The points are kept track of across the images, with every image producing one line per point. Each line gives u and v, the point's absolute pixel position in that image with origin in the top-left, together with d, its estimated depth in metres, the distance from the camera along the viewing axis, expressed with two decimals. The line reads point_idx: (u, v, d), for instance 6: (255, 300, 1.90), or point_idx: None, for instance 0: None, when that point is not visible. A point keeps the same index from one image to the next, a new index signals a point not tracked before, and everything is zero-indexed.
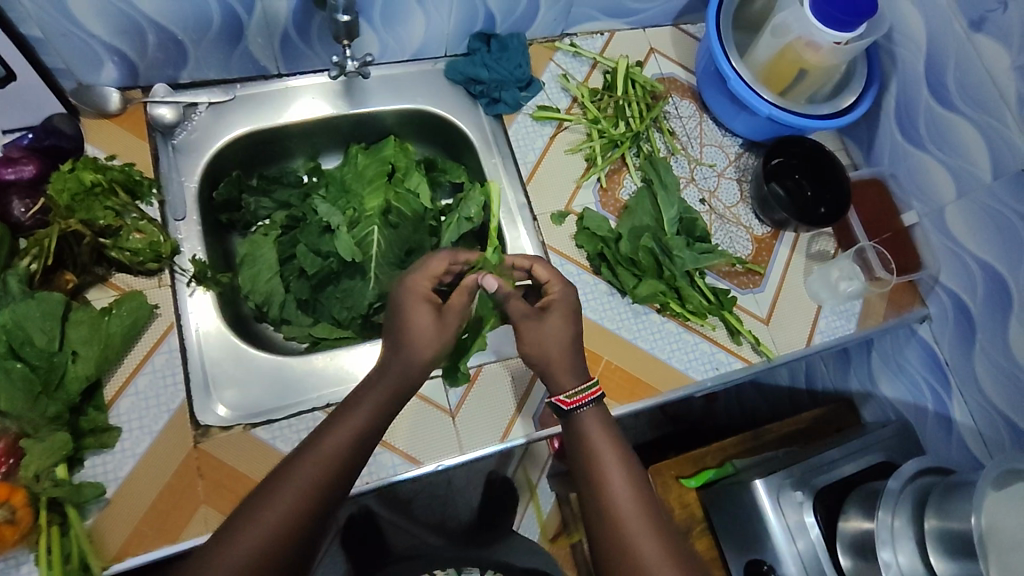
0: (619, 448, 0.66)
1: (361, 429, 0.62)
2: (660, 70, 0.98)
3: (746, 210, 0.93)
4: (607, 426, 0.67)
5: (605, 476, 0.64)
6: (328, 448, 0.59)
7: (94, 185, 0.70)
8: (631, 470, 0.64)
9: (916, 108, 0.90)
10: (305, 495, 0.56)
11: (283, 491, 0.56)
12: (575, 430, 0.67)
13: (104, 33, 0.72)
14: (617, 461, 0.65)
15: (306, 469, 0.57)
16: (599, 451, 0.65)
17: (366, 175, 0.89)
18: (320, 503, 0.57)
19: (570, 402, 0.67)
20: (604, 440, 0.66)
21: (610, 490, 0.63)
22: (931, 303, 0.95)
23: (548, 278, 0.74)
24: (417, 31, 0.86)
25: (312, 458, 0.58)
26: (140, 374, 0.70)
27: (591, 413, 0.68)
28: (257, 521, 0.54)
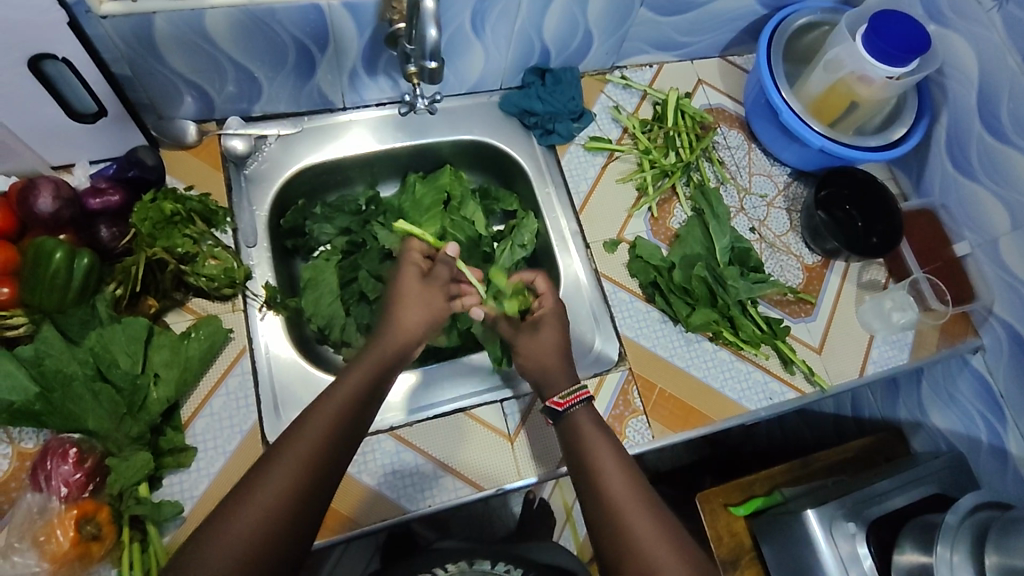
0: (610, 440, 0.70)
1: (352, 400, 0.63)
2: (708, 101, 0.99)
3: (797, 239, 0.94)
4: (595, 422, 0.72)
5: (593, 455, 0.69)
6: (323, 420, 0.61)
7: (173, 215, 0.74)
8: (616, 450, 0.69)
9: (968, 139, 0.90)
10: (309, 457, 0.58)
11: (273, 474, 0.56)
12: (567, 427, 0.72)
13: (186, 70, 0.75)
14: (605, 441, 0.70)
15: (303, 442, 0.59)
16: (588, 436, 0.70)
17: (423, 204, 0.92)
18: (322, 470, 0.58)
19: (562, 403, 0.73)
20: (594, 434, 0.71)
21: (597, 465, 0.68)
22: (985, 334, 0.94)
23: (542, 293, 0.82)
24: (475, 66, 0.89)
25: (309, 430, 0.60)
26: (215, 396, 0.72)
27: (582, 412, 0.73)
28: (263, 491, 0.55)
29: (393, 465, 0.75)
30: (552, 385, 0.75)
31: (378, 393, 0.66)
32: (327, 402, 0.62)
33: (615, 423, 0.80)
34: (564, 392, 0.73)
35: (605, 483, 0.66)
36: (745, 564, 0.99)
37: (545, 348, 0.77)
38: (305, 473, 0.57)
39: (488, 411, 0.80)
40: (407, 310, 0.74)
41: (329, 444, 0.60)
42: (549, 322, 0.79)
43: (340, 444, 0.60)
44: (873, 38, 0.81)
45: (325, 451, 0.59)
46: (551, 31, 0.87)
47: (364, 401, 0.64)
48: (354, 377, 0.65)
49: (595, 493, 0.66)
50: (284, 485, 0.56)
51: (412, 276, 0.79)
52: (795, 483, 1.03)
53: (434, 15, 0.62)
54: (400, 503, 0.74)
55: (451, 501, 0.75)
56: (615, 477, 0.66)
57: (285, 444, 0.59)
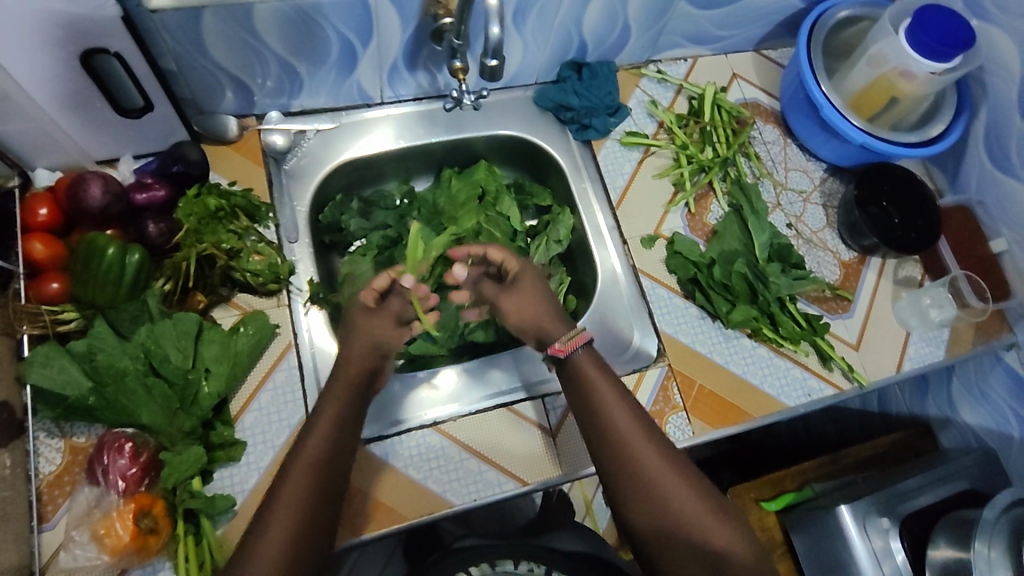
0: (627, 403, 0.69)
1: (326, 441, 0.62)
2: (743, 96, 0.99)
3: (833, 235, 0.94)
4: (599, 365, 0.71)
5: (598, 395, 0.69)
6: (303, 470, 0.59)
7: (218, 211, 0.75)
8: (622, 393, 0.70)
9: (1007, 134, 0.90)
10: (307, 489, 0.58)
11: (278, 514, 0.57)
12: (580, 387, 0.70)
13: (231, 65, 0.75)
14: (609, 382, 0.70)
15: (288, 499, 0.57)
16: (592, 378, 0.70)
17: (459, 199, 0.92)
18: (313, 521, 0.57)
19: (565, 349, 0.72)
20: (614, 397, 0.69)
21: (604, 403, 0.68)
22: (1021, 330, 0.94)
23: (503, 258, 0.83)
24: (513, 60, 0.88)
25: (290, 484, 0.58)
26: (263, 391, 0.73)
27: (585, 355, 0.72)
28: (269, 532, 0.56)
29: (437, 460, 0.76)
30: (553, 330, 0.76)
31: (353, 429, 0.65)
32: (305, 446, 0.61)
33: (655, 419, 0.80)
34: (564, 338, 0.72)
35: (613, 419, 0.67)
36: (777, 558, 0.99)
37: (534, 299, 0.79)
38: (298, 530, 0.56)
39: (529, 406, 0.80)
40: (360, 343, 0.72)
41: (314, 492, 0.59)
42: (524, 278, 0.81)
43: (325, 491, 0.59)
44: (917, 33, 0.80)
45: (311, 502, 0.58)
46: (590, 25, 0.86)
47: (340, 440, 0.63)
48: (324, 416, 0.64)
49: (603, 427, 0.67)
50: (286, 523, 0.56)
51: (359, 312, 0.76)
52: (826, 478, 1.03)
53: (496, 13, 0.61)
54: (446, 497, 0.74)
55: (495, 496, 0.75)
56: (622, 414, 0.67)
57: (274, 502, 0.57)
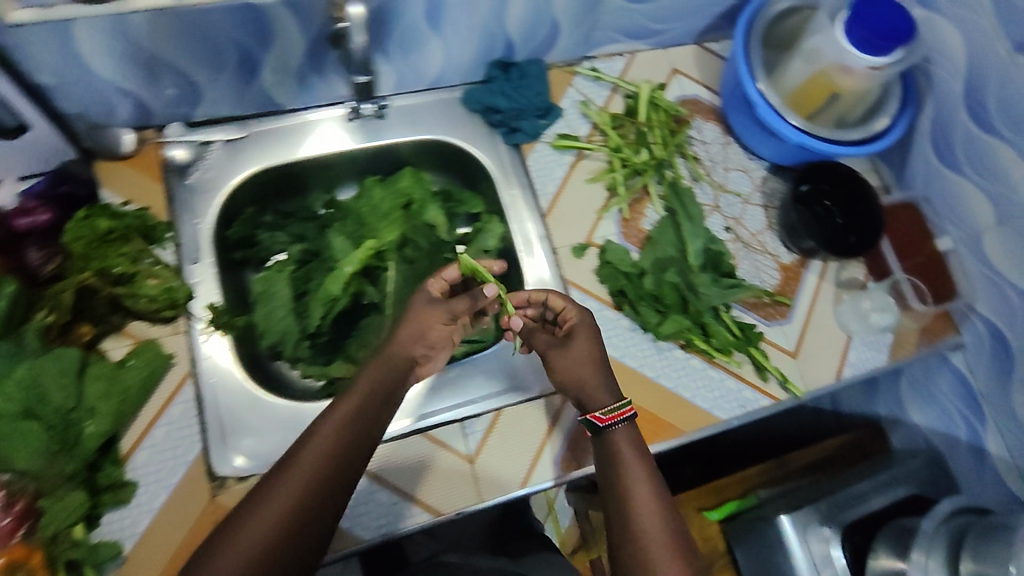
0: (653, 488, 0.64)
1: (349, 425, 0.62)
2: (683, 92, 0.94)
3: (773, 237, 0.91)
4: (636, 448, 0.67)
5: (626, 473, 0.65)
6: (318, 451, 0.59)
7: (109, 232, 0.70)
8: (652, 475, 0.65)
9: (952, 130, 0.86)
10: (321, 462, 0.58)
11: (286, 481, 0.57)
12: (614, 463, 0.66)
13: (116, 76, 0.69)
14: (640, 463, 0.66)
15: (296, 476, 0.57)
16: (623, 459, 0.66)
17: (382, 208, 0.87)
18: (315, 506, 0.57)
19: (605, 419, 0.69)
20: (642, 482, 0.64)
21: (627, 486, 0.64)
22: (965, 331, 0.92)
23: (564, 306, 0.75)
24: (433, 62, 0.83)
25: (301, 465, 0.58)
26: (157, 426, 0.70)
27: (623, 432, 0.69)
28: (274, 496, 0.56)
29: None
30: (593, 399, 0.71)
31: (377, 416, 0.64)
32: (323, 428, 0.61)
33: (578, 439, 0.77)
34: (607, 409, 0.69)
35: (633, 504, 0.62)
36: (719, 568, 0.98)
37: (585, 362, 0.73)
38: (297, 511, 0.56)
39: (446, 430, 0.77)
40: (406, 330, 0.70)
41: (324, 476, 0.58)
42: (579, 333, 0.74)
43: (338, 476, 0.59)
44: (857, 26, 0.75)
45: (320, 485, 0.58)
46: (513, 23, 0.80)
47: (364, 426, 0.63)
48: (352, 399, 0.64)
49: (620, 504, 0.63)
50: (293, 490, 0.57)
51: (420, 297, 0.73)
52: (770, 484, 1.02)
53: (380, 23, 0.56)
54: (354, 532, 0.70)
55: (407, 528, 0.71)
56: (643, 495, 0.63)
57: (282, 477, 0.58)
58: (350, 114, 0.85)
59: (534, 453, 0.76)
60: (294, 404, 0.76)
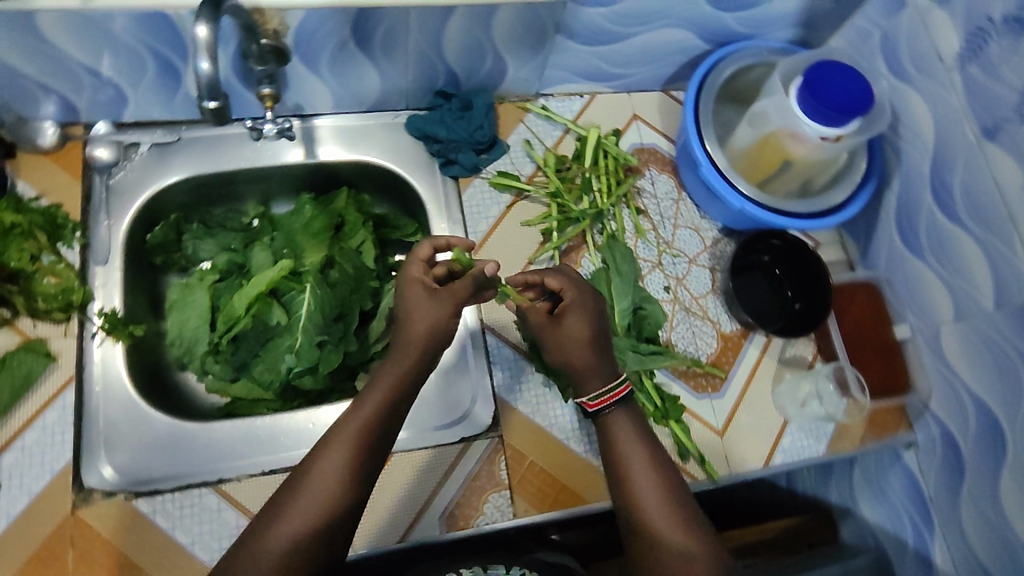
0: (653, 466, 0.61)
1: (371, 427, 0.59)
2: (640, 140, 0.89)
3: (716, 303, 0.85)
4: (635, 425, 0.63)
5: (624, 455, 0.62)
6: (338, 459, 0.57)
7: (14, 226, 0.70)
8: (653, 454, 0.62)
9: (917, 211, 0.80)
10: (339, 481, 0.56)
11: (301, 502, 0.55)
12: (613, 458, 0.62)
13: (36, 72, 0.69)
14: (640, 442, 0.62)
15: (310, 498, 0.55)
16: (621, 442, 0.62)
17: (312, 228, 0.83)
18: (337, 511, 0.55)
19: (594, 404, 0.63)
20: (645, 473, 0.61)
21: (628, 469, 0.61)
22: (919, 430, 0.84)
23: (559, 284, 0.67)
24: (372, 83, 0.80)
25: (320, 472, 0.56)
26: (30, 429, 0.67)
27: (618, 415, 0.63)
28: (290, 520, 0.54)
29: (210, 523, 0.67)
30: (587, 383, 0.64)
31: (398, 413, 0.61)
32: (345, 433, 0.58)
33: (469, 497, 0.73)
34: (595, 395, 0.63)
35: (634, 487, 0.60)
36: None
37: (576, 344, 0.64)
38: (323, 520, 0.55)
39: None
40: (417, 326, 0.64)
41: (345, 483, 0.56)
42: (571, 311, 0.65)
43: (358, 481, 0.57)
44: (807, 95, 0.70)
45: (343, 493, 0.56)
46: (454, 53, 0.78)
47: (382, 426, 0.59)
48: (371, 403, 0.60)
49: (624, 489, 0.61)
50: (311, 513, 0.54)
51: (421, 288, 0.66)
52: None
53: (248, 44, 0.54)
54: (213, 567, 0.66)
55: None
56: (644, 476, 0.60)
57: (302, 483, 0.56)
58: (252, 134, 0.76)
59: (419, 506, 0.72)
60: (177, 421, 0.72)
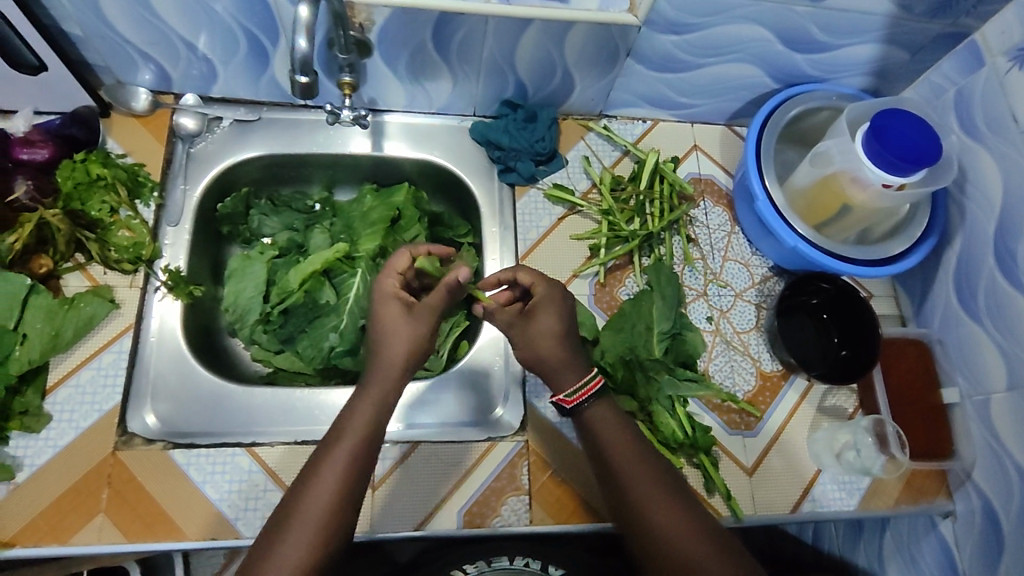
0: (634, 449, 0.64)
1: (360, 446, 0.60)
2: (698, 170, 0.90)
3: (758, 340, 0.84)
4: (612, 415, 0.66)
5: (608, 446, 0.64)
6: (332, 475, 0.58)
7: (99, 178, 0.75)
8: (633, 440, 0.65)
9: (978, 273, 0.77)
10: (331, 503, 0.57)
11: (297, 525, 0.56)
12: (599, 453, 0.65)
13: (139, 41, 0.74)
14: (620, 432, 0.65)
15: (306, 517, 0.57)
16: (603, 434, 0.64)
17: (370, 217, 0.87)
18: (335, 524, 0.57)
19: (570, 401, 0.66)
20: (636, 469, 0.62)
21: (614, 460, 0.63)
22: (959, 500, 0.81)
23: (531, 280, 0.71)
24: (444, 86, 0.83)
25: (322, 479, 0.58)
26: (85, 368, 0.71)
27: (596, 408, 0.66)
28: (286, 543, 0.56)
29: (239, 483, 0.69)
30: (560, 378, 0.67)
31: (381, 430, 0.63)
32: (332, 454, 0.60)
33: (490, 496, 0.73)
34: (572, 391, 0.65)
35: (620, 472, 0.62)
36: None
37: (546, 336, 0.67)
38: (327, 533, 0.57)
39: None
40: (397, 347, 0.66)
41: (339, 496, 0.58)
42: (540, 307, 0.69)
43: (353, 497, 0.59)
44: (873, 140, 0.70)
45: (336, 511, 0.57)
46: (525, 65, 0.80)
47: (370, 444, 0.61)
48: (355, 423, 0.62)
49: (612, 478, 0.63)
50: (308, 535, 0.56)
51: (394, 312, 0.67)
52: None
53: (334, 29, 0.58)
54: (236, 526, 0.68)
55: None
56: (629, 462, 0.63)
57: (299, 504, 0.57)
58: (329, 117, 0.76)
59: (438, 498, 0.73)
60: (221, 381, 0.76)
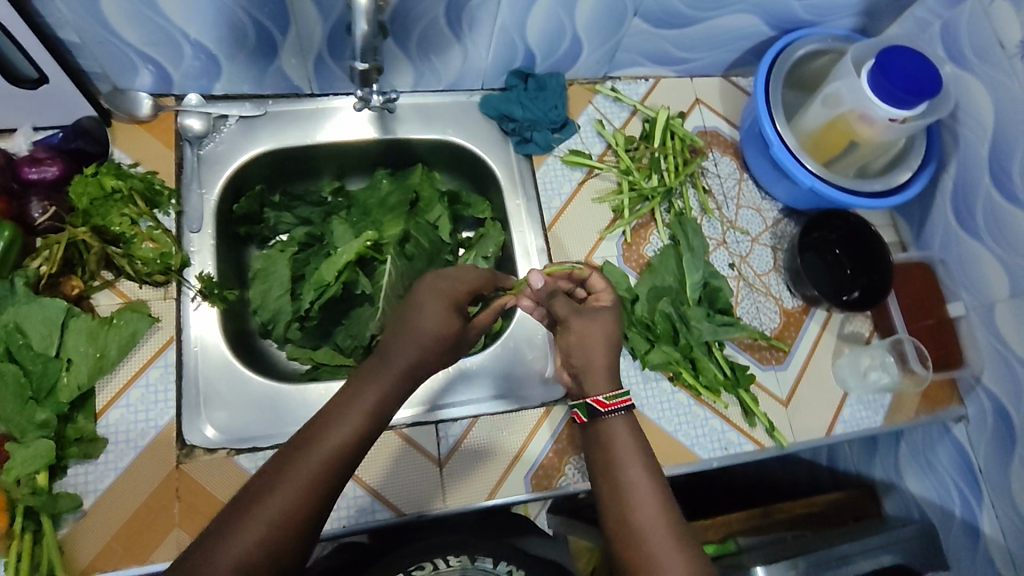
0: (650, 472, 0.59)
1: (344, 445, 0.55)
2: (703, 123, 0.93)
3: (778, 280, 0.89)
4: (635, 435, 0.62)
5: (621, 465, 0.60)
6: (323, 455, 0.53)
7: (113, 192, 0.72)
8: (649, 465, 0.60)
9: (975, 194, 0.83)
10: (308, 487, 0.52)
11: (266, 507, 0.50)
12: (610, 472, 0.60)
13: (139, 42, 0.71)
14: (638, 454, 0.60)
15: (281, 497, 0.51)
16: (618, 451, 0.60)
17: (388, 202, 0.87)
18: (292, 533, 0.50)
19: (607, 404, 0.63)
20: (646, 495, 0.58)
21: (627, 479, 0.59)
22: (970, 404, 0.87)
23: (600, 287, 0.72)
24: (454, 62, 0.83)
25: (311, 459, 0.53)
26: (133, 387, 0.70)
27: (622, 420, 0.63)
28: (252, 524, 0.50)
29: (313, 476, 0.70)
30: (596, 378, 0.65)
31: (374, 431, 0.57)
32: (327, 435, 0.54)
33: (553, 458, 0.76)
34: (611, 394, 0.63)
35: (629, 491, 0.58)
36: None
37: (603, 333, 0.67)
38: (296, 520, 0.51)
39: (420, 431, 0.76)
40: (424, 337, 0.61)
41: (304, 501, 0.52)
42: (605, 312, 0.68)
43: (319, 505, 0.52)
44: (878, 76, 0.73)
45: (311, 500, 0.52)
46: (534, 34, 0.80)
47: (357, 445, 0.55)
48: (359, 406, 0.57)
49: (619, 495, 0.58)
50: (276, 520, 0.50)
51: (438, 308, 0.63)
52: (752, 532, 0.92)
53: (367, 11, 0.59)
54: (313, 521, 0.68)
55: (367, 522, 0.71)
56: (643, 488, 0.58)
57: (259, 498, 0.51)
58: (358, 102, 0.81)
59: (505, 466, 0.75)
60: (272, 382, 0.76)
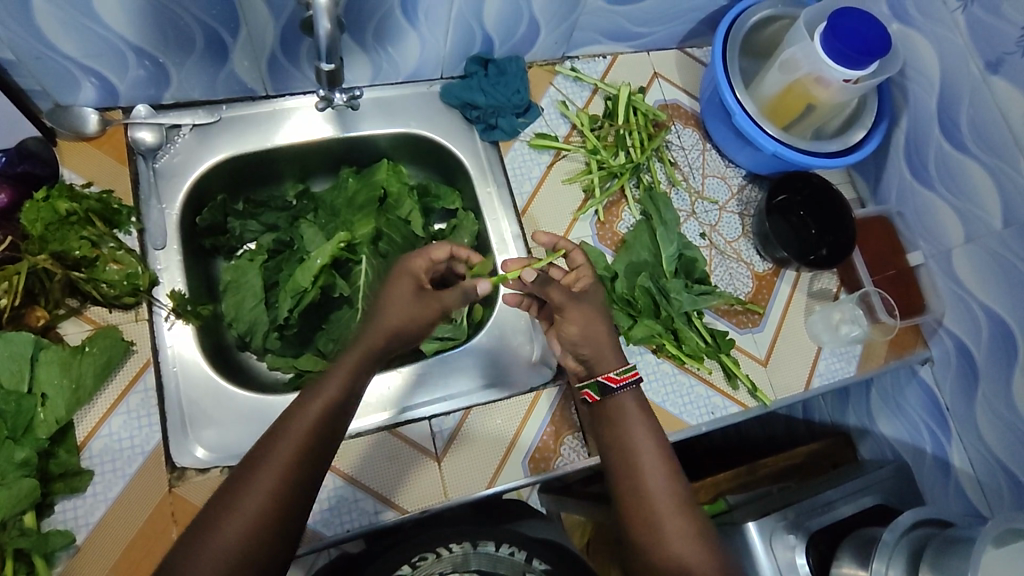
0: (653, 437, 0.67)
1: (326, 412, 0.58)
2: (663, 97, 0.94)
3: (748, 245, 0.91)
4: (639, 404, 0.69)
5: (630, 432, 0.67)
6: (302, 428, 0.57)
7: (69, 214, 0.68)
8: (654, 430, 0.68)
9: (926, 146, 0.87)
10: (292, 460, 0.55)
11: (254, 482, 0.53)
12: (619, 438, 0.67)
13: (79, 54, 0.68)
14: (643, 424, 0.68)
15: (268, 469, 0.54)
16: (626, 420, 0.68)
17: (356, 201, 0.85)
18: (277, 518, 0.53)
19: (618, 380, 0.69)
20: (651, 457, 0.65)
21: (633, 444, 0.66)
22: (934, 346, 0.91)
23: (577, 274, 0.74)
24: (411, 53, 0.82)
25: (292, 432, 0.56)
26: (114, 415, 0.68)
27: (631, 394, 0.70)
28: (244, 498, 0.53)
29: (329, 502, 0.70)
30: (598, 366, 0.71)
31: (354, 398, 0.62)
32: (304, 411, 0.58)
33: (548, 440, 0.77)
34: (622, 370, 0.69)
35: (636, 454, 0.65)
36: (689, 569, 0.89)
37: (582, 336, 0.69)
38: (281, 490, 0.54)
39: (414, 428, 0.75)
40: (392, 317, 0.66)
41: (284, 487, 0.54)
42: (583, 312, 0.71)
43: (295, 491, 0.54)
44: (830, 39, 0.75)
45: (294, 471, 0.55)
46: (491, 19, 0.80)
47: (339, 408, 0.59)
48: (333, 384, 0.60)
49: (625, 457, 0.66)
50: (264, 492, 0.53)
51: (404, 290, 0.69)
52: (740, 489, 0.95)
53: (326, 10, 0.58)
54: (316, 529, 0.69)
55: (370, 524, 0.70)
56: (648, 452, 0.66)
57: (254, 467, 0.54)
58: (322, 101, 0.79)
59: (499, 455, 0.75)
60: (258, 396, 0.74)
